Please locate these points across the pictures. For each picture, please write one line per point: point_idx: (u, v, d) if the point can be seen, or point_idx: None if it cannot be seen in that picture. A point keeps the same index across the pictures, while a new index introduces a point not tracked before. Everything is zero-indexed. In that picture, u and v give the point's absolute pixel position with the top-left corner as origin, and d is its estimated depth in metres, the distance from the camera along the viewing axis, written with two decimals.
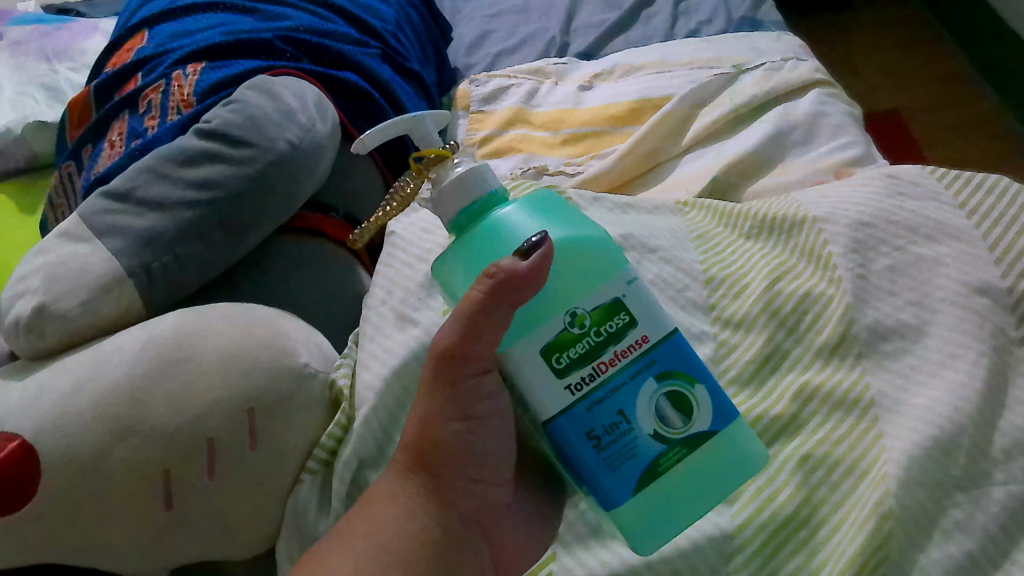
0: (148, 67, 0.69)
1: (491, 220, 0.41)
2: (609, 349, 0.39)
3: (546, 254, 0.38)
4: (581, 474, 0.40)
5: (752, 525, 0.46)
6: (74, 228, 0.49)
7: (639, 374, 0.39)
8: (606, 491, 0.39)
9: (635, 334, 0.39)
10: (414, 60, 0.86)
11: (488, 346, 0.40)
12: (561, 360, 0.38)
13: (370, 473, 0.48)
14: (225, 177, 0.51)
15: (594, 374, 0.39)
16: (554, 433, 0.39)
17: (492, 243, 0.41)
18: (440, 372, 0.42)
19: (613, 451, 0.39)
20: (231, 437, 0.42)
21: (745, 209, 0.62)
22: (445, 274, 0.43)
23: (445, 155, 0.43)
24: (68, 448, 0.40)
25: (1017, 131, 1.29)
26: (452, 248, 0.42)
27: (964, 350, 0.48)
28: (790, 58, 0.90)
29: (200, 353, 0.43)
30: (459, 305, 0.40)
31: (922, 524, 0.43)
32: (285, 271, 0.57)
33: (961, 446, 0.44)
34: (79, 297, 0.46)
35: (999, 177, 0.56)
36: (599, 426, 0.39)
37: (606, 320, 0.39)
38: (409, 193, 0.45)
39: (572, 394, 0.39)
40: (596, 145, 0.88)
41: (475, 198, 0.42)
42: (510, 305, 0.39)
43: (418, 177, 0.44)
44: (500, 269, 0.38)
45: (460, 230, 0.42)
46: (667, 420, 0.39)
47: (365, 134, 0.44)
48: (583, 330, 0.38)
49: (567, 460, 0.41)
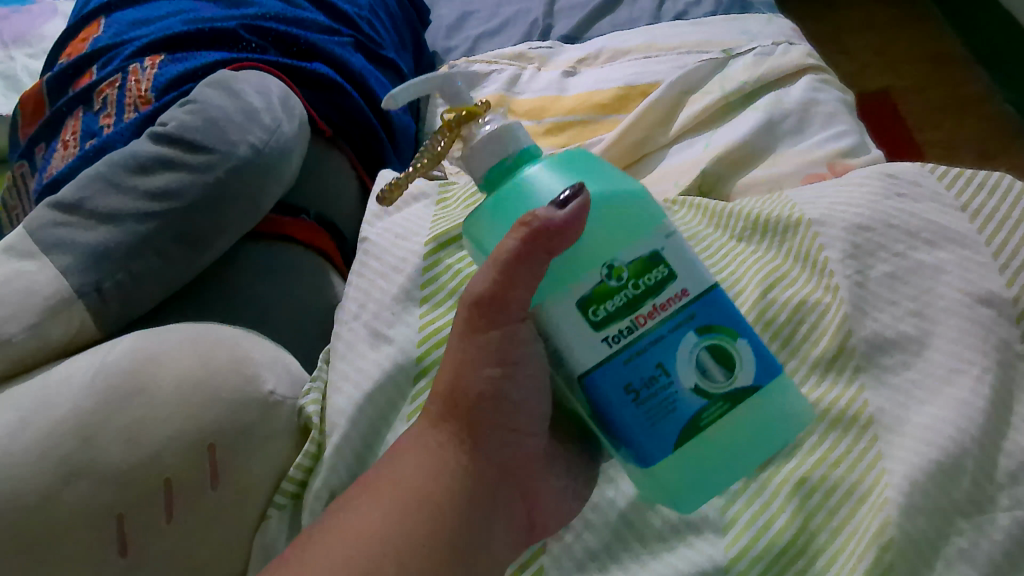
0: (104, 59, 0.64)
1: (522, 177, 0.38)
2: (648, 301, 0.35)
3: (582, 205, 0.35)
4: (617, 432, 0.37)
5: (746, 558, 0.44)
6: (19, 243, 0.45)
7: (679, 327, 0.36)
8: (642, 448, 0.36)
9: (675, 287, 0.36)
10: (390, 46, 0.81)
11: (524, 294, 0.37)
12: (598, 313, 0.35)
13: None
14: (183, 185, 0.48)
15: (632, 327, 0.35)
16: (589, 389, 0.36)
17: (522, 201, 0.38)
18: (474, 320, 0.40)
19: (654, 405, 0.36)
20: (191, 473, 0.40)
21: (736, 208, 0.59)
22: (476, 232, 0.41)
23: (473, 112, 0.39)
24: (8, 491, 0.37)
25: (1009, 112, 1.26)
26: (483, 206, 0.39)
27: (968, 365, 0.46)
28: (782, 42, 0.86)
29: (155, 384, 0.40)
30: (492, 255, 0.38)
31: (924, 553, 0.41)
32: (252, 285, 0.54)
33: (965, 469, 0.42)
34: (26, 320, 0.42)
35: (1001, 176, 0.54)
36: (638, 380, 0.36)
37: (645, 273, 0.35)
38: (440, 150, 0.41)
39: (610, 346, 0.35)
40: (580, 134, 0.84)
41: (507, 154, 0.39)
42: (545, 255, 0.36)
43: (447, 135, 0.40)
44: (534, 219, 0.35)
45: (492, 188, 0.39)
46: (709, 374, 0.36)
47: (393, 90, 0.41)
48: (621, 283, 0.35)
49: (603, 419, 0.37)
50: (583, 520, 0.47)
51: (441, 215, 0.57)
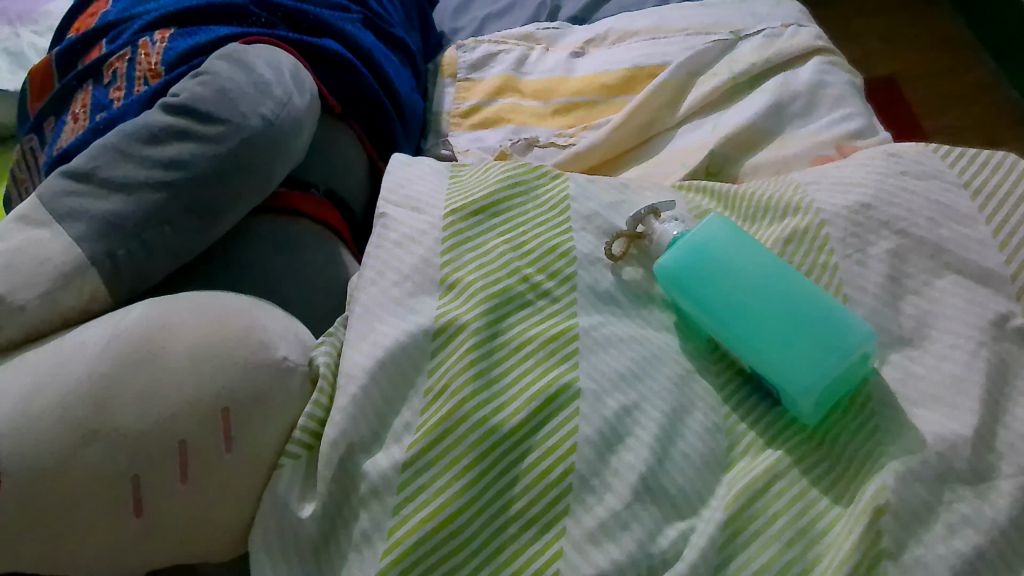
0: (113, 33, 0.64)
1: None
2: None
3: None
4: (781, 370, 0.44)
5: (743, 517, 0.43)
6: (32, 212, 0.46)
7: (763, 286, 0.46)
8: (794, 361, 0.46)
9: None
10: (398, 25, 0.81)
11: None
12: None
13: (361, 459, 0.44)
14: (195, 156, 0.48)
15: None
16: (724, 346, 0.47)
17: None
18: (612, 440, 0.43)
19: None
20: (205, 437, 0.40)
21: (746, 191, 0.59)
22: None
23: None
24: (28, 454, 0.37)
25: (1015, 99, 1.26)
26: None
27: (963, 341, 0.48)
28: (791, 23, 0.85)
29: (169, 351, 0.41)
30: None
31: (923, 517, 0.42)
32: (262, 254, 0.54)
33: (967, 440, 0.44)
34: (40, 288, 0.43)
35: (1004, 155, 0.54)
36: None
37: None
38: None
39: None
40: (588, 116, 0.85)
41: None
42: None
43: None
44: None
45: None
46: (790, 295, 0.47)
47: None
48: None
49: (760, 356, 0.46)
50: (607, 482, 0.44)
51: (455, 188, 0.58)
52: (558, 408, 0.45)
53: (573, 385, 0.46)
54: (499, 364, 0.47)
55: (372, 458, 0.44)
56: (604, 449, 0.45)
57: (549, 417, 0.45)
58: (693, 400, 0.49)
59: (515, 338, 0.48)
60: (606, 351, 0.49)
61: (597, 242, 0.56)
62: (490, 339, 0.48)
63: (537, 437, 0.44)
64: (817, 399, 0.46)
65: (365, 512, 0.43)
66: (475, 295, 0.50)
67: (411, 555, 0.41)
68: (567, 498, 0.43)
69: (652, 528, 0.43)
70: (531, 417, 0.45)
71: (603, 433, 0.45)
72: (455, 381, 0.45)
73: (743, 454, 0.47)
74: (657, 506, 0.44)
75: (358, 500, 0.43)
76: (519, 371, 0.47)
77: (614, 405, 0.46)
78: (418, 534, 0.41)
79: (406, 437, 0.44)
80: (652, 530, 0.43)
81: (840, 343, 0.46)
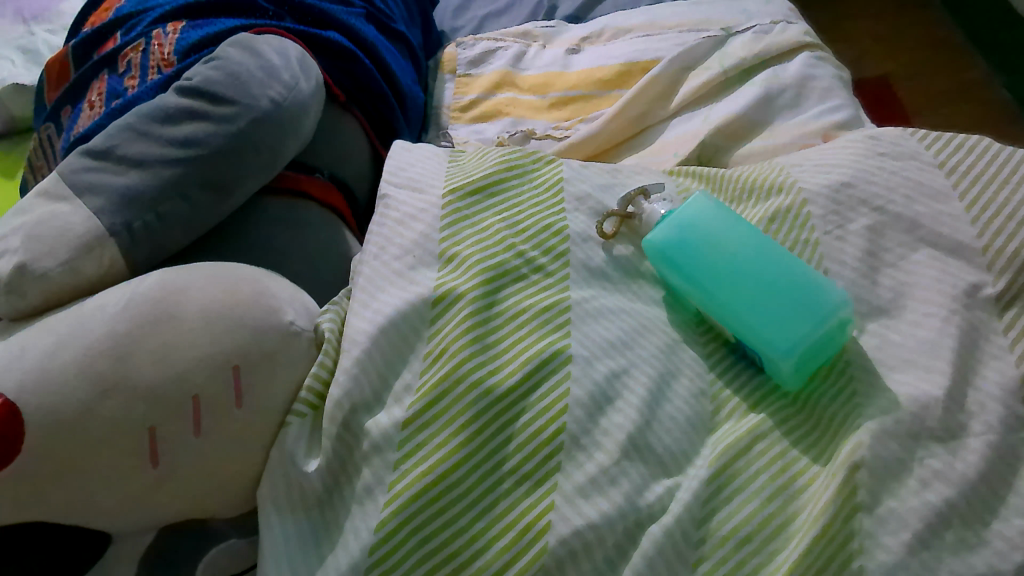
0: (128, 26, 0.67)
1: None
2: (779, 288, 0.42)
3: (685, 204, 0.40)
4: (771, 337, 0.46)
5: (725, 473, 0.45)
6: (53, 187, 0.48)
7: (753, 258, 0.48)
8: (772, 329, 0.48)
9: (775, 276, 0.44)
10: (400, 20, 0.84)
11: None
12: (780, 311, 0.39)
13: (364, 418, 0.47)
14: (208, 135, 0.51)
15: None
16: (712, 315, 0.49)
17: None
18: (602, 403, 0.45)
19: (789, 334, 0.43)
20: (218, 393, 0.43)
21: (733, 174, 0.62)
22: None
23: None
24: (52, 407, 0.40)
25: (1005, 97, 1.28)
26: None
27: (936, 309, 0.50)
28: (780, 20, 0.88)
29: (184, 313, 0.44)
30: None
31: (897, 471, 0.44)
32: (269, 231, 0.57)
33: (939, 400, 0.46)
34: (61, 256, 0.45)
35: (978, 138, 0.57)
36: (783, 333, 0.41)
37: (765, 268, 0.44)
38: None
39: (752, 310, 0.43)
40: (583, 109, 0.87)
41: None
42: None
43: None
44: None
45: None
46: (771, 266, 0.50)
47: None
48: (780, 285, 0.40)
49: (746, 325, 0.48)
50: (597, 441, 0.46)
51: (455, 170, 0.61)
52: (550, 372, 0.48)
53: (564, 350, 0.48)
54: (495, 331, 0.49)
55: (374, 417, 0.47)
56: (594, 410, 0.47)
57: (542, 380, 0.47)
58: (680, 367, 0.51)
59: (510, 308, 0.51)
60: (597, 321, 0.51)
61: (589, 221, 0.58)
62: (486, 307, 0.50)
63: (531, 399, 0.47)
64: (796, 362, 0.48)
65: (366, 467, 0.45)
66: (473, 267, 0.52)
67: (409, 506, 0.43)
68: (559, 455, 0.45)
69: (640, 484, 0.45)
70: (524, 380, 0.47)
71: (594, 395, 0.47)
72: (453, 345, 0.48)
73: (727, 418, 0.49)
74: (645, 464, 0.46)
75: (360, 456, 0.46)
76: (513, 338, 0.49)
77: (604, 369, 0.49)
78: (418, 487, 0.43)
79: (406, 398, 0.47)
80: (639, 485, 0.45)
81: (816, 310, 0.48)
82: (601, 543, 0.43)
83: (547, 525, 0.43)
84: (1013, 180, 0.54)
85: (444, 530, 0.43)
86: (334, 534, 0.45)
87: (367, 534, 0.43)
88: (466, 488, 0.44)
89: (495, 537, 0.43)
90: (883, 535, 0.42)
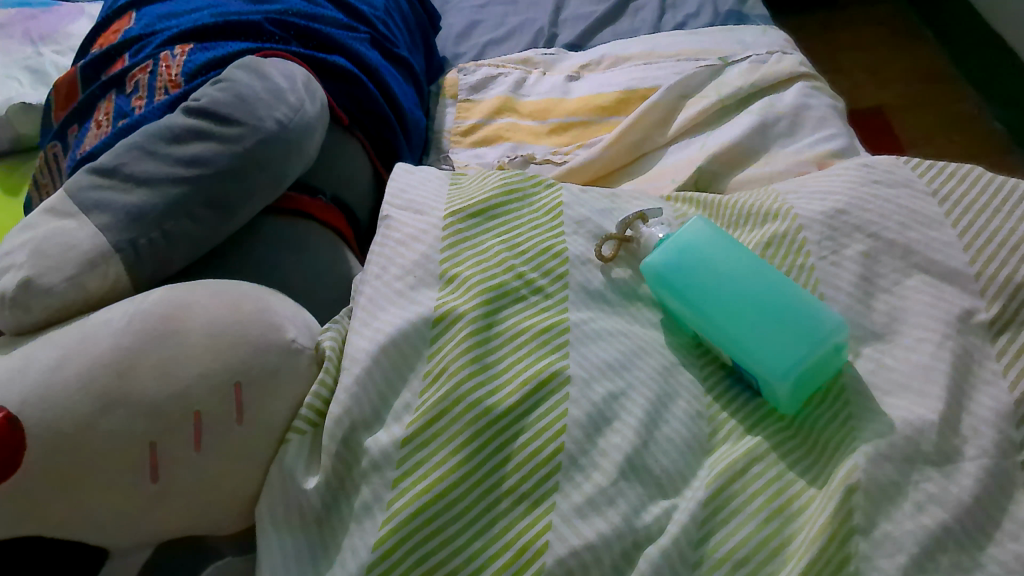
0: (137, 47, 0.69)
1: None
2: None
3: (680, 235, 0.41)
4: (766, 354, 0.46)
5: (722, 495, 0.46)
6: (60, 204, 0.49)
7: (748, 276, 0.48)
8: (767, 352, 0.49)
9: None
10: (403, 46, 0.86)
11: None
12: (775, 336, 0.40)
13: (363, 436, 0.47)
14: (214, 155, 0.52)
15: None
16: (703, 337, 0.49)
17: None
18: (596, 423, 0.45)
19: None
20: (219, 408, 0.43)
21: (730, 201, 0.63)
22: None
23: None
24: (56, 420, 0.40)
25: (998, 129, 1.30)
26: None
27: (930, 333, 0.51)
28: (776, 51, 0.90)
29: (188, 329, 0.44)
30: None
31: (892, 495, 0.44)
32: (271, 251, 0.57)
33: (933, 424, 0.46)
34: (67, 271, 0.45)
35: (970, 167, 0.58)
36: None
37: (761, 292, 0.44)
38: None
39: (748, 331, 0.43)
40: (582, 135, 0.88)
41: None
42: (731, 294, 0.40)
43: None
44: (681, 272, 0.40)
45: None
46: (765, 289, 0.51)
47: None
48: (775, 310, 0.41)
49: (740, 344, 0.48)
50: (594, 461, 0.46)
51: (456, 193, 0.61)
52: (549, 392, 0.48)
53: (563, 371, 0.49)
54: (494, 351, 0.50)
55: (373, 435, 0.47)
56: (592, 430, 0.47)
57: (540, 401, 0.48)
58: (677, 389, 0.51)
59: (510, 328, 0.51)
60: (595, 343, 0.52)
61: (588, 244, 0.59)
62: (486, 328, 0.51)
63: (529, 419, 0.47)
64: (792, 386, 0.49)
65: (366, 485, 0.45)
66: (473, 288, 0.53)
67: (408, 524, 0.43)
68: (557, 475, 0.45)
69: (637, 504, 0.45)
70: (524, 400, 0.47)
71: (592, 416, 0.47)
72: (453, 365, 0.48)
73: (724, 440, 0.50)
74: (642, 484, 0.46)
75: (359, 474, 0.46)
76: (513, 358, 0.50)
77: (601, 390, 0.49)
78: (415, 506, 0.44)
79: (406, 416, 0.47)
80: (637, 506, 0.45)
81: (812, 334, 0.48)
82: (599, 563, 0.43)
83: (546, 544, 0.43)
84: (1004, 209, 0.55)
85: (443, 548, 0.43)
86: (332, 552, 0.45)
87: (365, 551, 0.43)
88: (465, 507, 0.44)
89: (493, 556, 0.43)
90: (878, 557, 0.43)
